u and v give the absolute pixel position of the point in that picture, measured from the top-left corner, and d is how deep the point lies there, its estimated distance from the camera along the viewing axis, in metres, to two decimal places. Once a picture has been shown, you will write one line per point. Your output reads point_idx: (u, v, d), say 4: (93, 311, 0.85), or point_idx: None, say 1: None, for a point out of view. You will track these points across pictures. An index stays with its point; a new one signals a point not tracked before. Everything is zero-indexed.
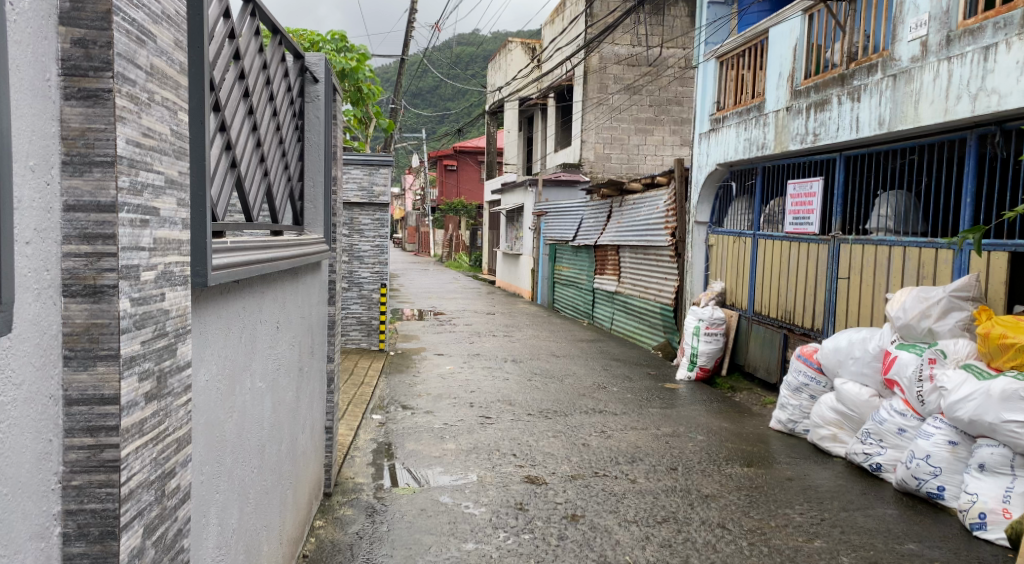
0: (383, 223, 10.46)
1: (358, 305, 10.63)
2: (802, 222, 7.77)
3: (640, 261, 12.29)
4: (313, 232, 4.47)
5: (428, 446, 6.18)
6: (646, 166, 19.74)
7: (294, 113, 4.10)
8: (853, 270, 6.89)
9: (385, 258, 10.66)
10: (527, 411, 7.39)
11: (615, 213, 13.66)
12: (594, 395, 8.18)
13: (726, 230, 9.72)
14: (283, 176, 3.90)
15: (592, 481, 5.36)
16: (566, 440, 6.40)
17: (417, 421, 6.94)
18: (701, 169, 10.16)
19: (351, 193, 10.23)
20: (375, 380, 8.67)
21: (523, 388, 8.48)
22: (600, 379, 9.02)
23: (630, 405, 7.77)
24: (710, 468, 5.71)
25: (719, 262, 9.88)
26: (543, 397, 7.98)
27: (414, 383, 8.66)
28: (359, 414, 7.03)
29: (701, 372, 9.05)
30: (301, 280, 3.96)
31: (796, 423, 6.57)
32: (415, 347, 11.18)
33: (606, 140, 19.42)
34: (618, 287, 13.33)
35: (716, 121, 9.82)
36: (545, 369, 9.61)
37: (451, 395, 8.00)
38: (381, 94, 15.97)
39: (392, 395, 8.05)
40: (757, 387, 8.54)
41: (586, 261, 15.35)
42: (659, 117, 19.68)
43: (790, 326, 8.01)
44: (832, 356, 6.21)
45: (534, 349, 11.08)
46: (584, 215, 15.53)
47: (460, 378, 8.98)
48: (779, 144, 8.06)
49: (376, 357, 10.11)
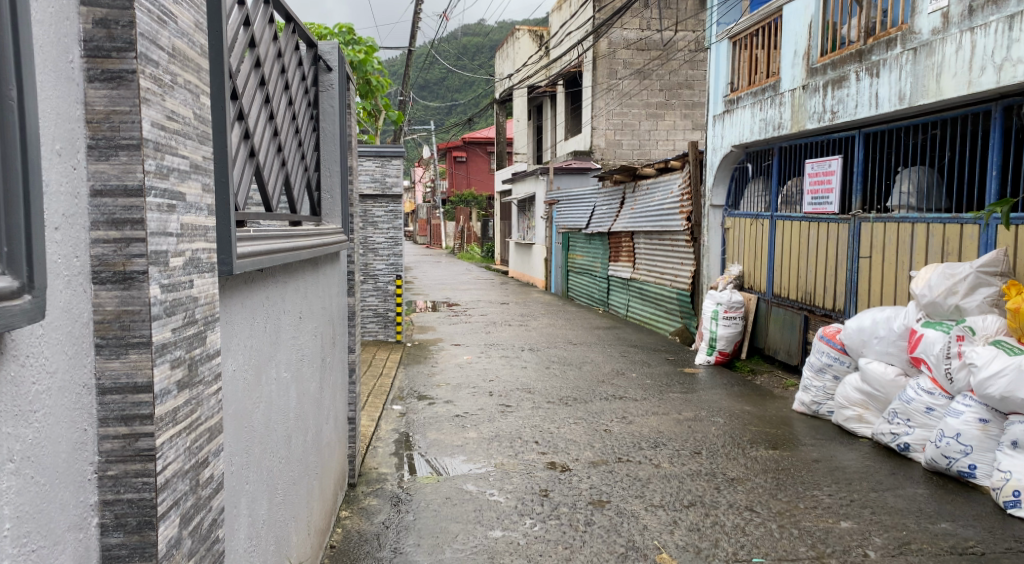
0: (396, 215, 10.50)
1: (373, 297, 10.59)
2: (821, 202, 7.67)
3: (655, 247, 12.21)
4: (331, 222, 4.44)
5: (449, 435, 6.17)
6: (658, 151, 19.62)
7: (309, 103, 4.07)
8: (875, 248, 6.80)
9: (399, 250, 10.64)
10: (547, 398, 7.36)
11: (628, 199, 13.58)
12: (613, 381, 8.13)
13: (743, 213, 9.64)
14: (300, 166, 3.87)
15: (616, 466, 5.33)
16: (588, 427, 6.37)
17: (436, 412, 6.92)
18: (716, 152, 10.07)
19: (365, 185, 10.30)
20: (394, 371, 8.65)
21: (542, 376, 8.45)
22: (619, 365, 8.97)
23: (649, 390, 7.72)
24: (734, 451, 5.66)
25: (736, 245, 9.80)
26: (563, 385, 7.95)
27: (433, 374, 8.64)
28: (380, 405, 7.02)
29: (720, 356, 9.00)
30: (322, 270, 3.93)
31: (820, 404, 6.50)
32: (430, 338, 11.17)
33: (617, 126, 19.37)
34: (633, 273, 13.27)
35: (730, 103, 9.71)
36: (563, 356, 9.57)
37: (471, 385, 7.99)
38: (390, 86, 16.02)
39: (410, 386, 8.04)
40: (778, 370, 8.48)
41: (600, 247, 15.28)
42: (669, 101, 19.53)
43: (810, 307, 7.93)
44: (855, 337, 6.13)
45: (551, 338, 11.04)
46: (596, 202, 15.46)
47: (478, 368, 8.96)
48: (796, 124, 7.96)
49: (394, 349, 10.10)
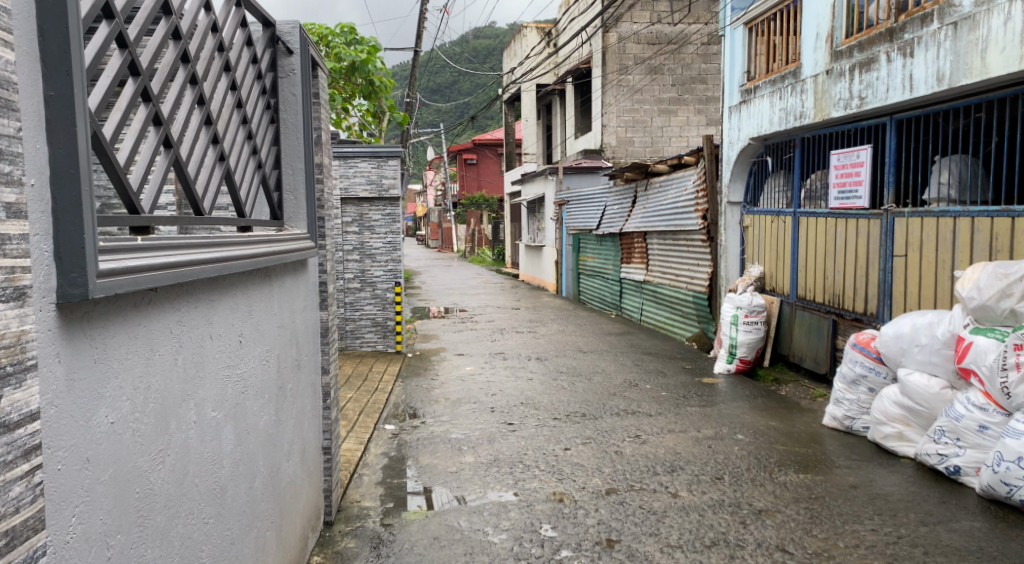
0: (394, 218, 9.97)
1: (372, 305, 10.03)
2: (850, 196, 7.05)
3: (669, 248, 11.61)
4: (294, 227, 3.89)
5: (444, 460, 5.60)
6: (671, 148, 19.01)
7: (260, 89, 3.54)
8: (911, 246, 6.17)
9: (398, 256, 10.07)
10: (553, 414, 6.78)
11: (640, 197, 13.01)
12: (625, 394, 7.53)
13: (762, 210, 9.03)
14: (247, 161, 3.33)
15: (627, 496, 4.74)
16: (597, 448, 5.78)
17: (432, 432, 6.35)
18: (732, 145, 9.47)
19: (361, 187, 9.84)
20: (391, 386, 8.09)
21: (547, 389, 7.86)
22: (631, 375, 8.37)
23: (664, 403, 7.12)
24: (760, 476, 5.05)
25: (756, 244, 9.19)
26: (570, 399, 7.37)
27: (432, 387, 8.08)
28: (370, 425, 6.47)
29: (741, 364, 8.38)
30: (276, 281, 3.38)
31: (853, 420, 5.87)
32: (433, 348, 10.60)
33: (628, 123, 18.80)
34: (646, 276, 12.67)
35: (746, 93, 9.11)
36: (572, 366, 8.98)
37: (472, 400, 7.42)
38: (394, 86, 15.68)
39: (407, 402, 7.49)
40: (804, 379, 7.85)
41: (611, 249, 14.69)
42: (682, 96, 18.88)
43: (839, 311, 7.30)
44: (893, 345, 5.51)
45: (560, 345, 10.44)
46: (607, 202, 14.88)
47: (481, 380, 8.37)
48: (819, 112, 7.35)
49: (393, 361, 9.54)
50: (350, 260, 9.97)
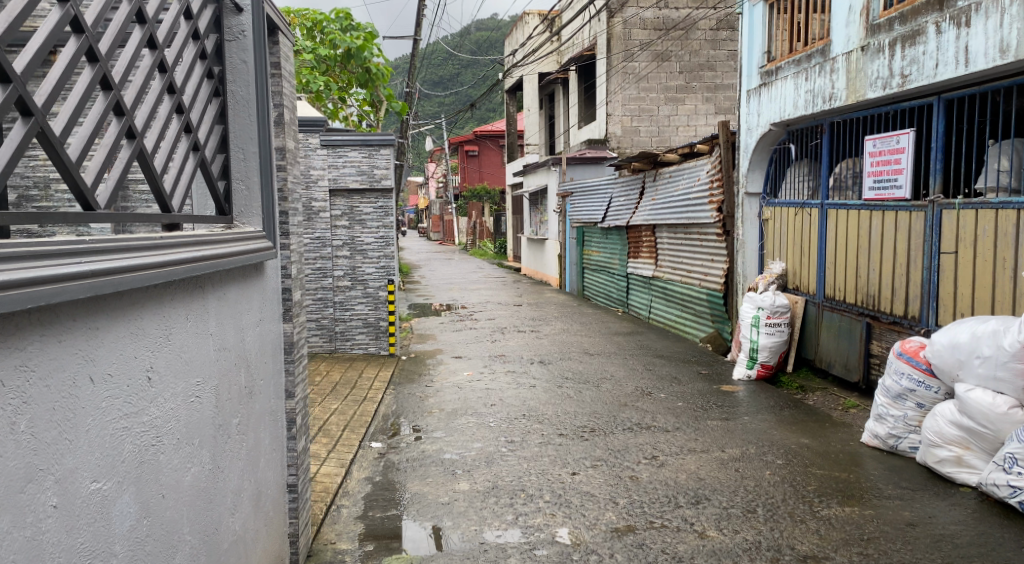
0: (387, 211, 9.29)
1: (363, 305, 9.34)
2: (887, 186, 6.34)
3: (681, 242, 10.90)
4: (243, 223, 3.20)
5: (434, 488, 4.91)
6: (678, 138, 18.28)
7: (196, 52, 2.84)
8: (963, 242, 5.46)
9: (392, 252, 9.38)
10: (559, 430, 6.09)
11: (649, 188, 12.32)
12: (638, 404, 6.84)
13: (785, 201, 8.32)
14: (174, 142, 2.64)
15: (646, 537, 4.07)
16: (608, 473, 5.09)
17: (424, 452, 5.65)
18: (751, 132, 8.77)
19: (350, 178, 9.17)
20: (381, 395, 7.40)
21: (552, 398, 7.17)
22: (643, 382, 7.68)
23: (682, 416, 6.42)
24: (799, 509, 4.37)
25: (777, 239, 8.49)
26: (577, 410, 6.67)
27: (426, 396, 7.39)
28: (354, 444, 5.77)
29: (763, 370, 7.71)
30: (212, 293, 2.69)
31: (899, 439, 5.18)
32: (429, 350, 9.91)
33: (633, 112, 18.08)
34: (655, 271, 11.97)
35: (767, 75, 8.39)
36: (578, 371, 8.29)
37: (469, 412, 6.73)
38: (392, 74, 14.92)
39: (398, 413, 6.80)
40: (832, 387, 7.17)
41: (617, 242, 13.98)
42: (690, 84, 18.12)
43: (873, 313, 6.60)
44: (948, 356, 4.80)
45: (565, 347, 9.74)
46: (613, 193, 14.18)
47: (480, 387, 7.69)
48: (852, 93, 6.63)
49: (385, 364, 8.85)
50: (339, 256, 9.27)
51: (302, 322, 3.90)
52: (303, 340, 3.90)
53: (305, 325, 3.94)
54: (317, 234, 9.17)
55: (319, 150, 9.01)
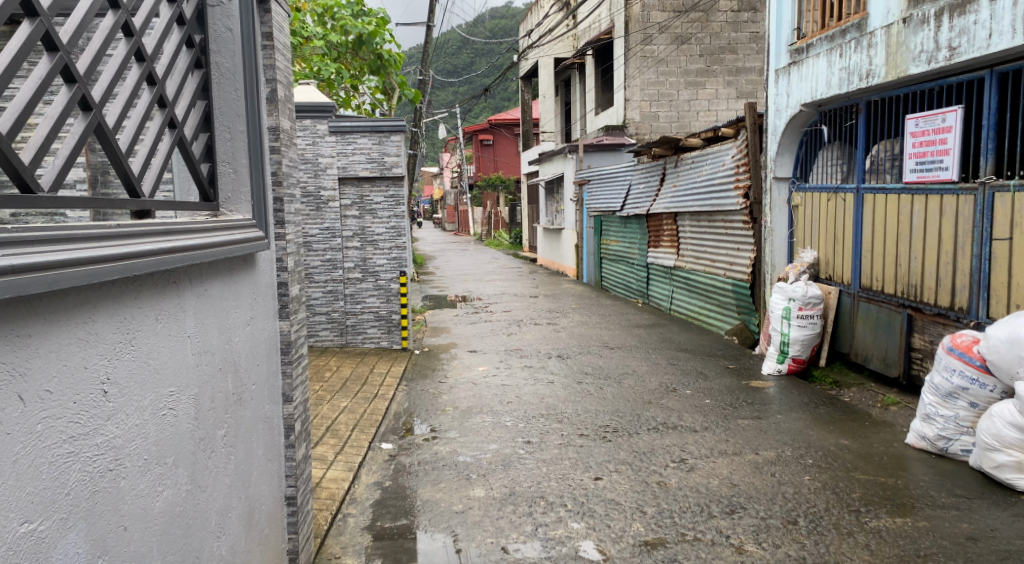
0: (399, 200, 8.96)
1: (374, 297, 9.03)
2: (931, 167, 5.91)
3: (704, 230, 10.50)
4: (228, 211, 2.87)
5: (447, 494, 4.58)
6: (698, 123, 17.82)
7: (171, 13, 2.49)
8: (1018, 227, 5.04)
9: (404, 242, 9.05)
10: (580, 430, 5.74)
11: (670, 174, 11.93)
12: (662, 401, 6.48)
13: (817, 186, 7.90)
14: (143, 115, 2.29)
15: (678, 552, 3.72)
16: (634, 478, 4.73)
17: (438, 454, 5.32)
18: (780, 114, 8.36)
19: (360, 166, 8.84)
20: (392, 391, 7.08)
21: (571, 395, 6.83)
22: (666, 378, 7.31)
23: (710, 415, 6.05)
24: (845, 520, 3.99)
25: (808, 226, 8.07)
26: (598, 408, 6.32)
27: (439, 393, 7.07)
28: (363, 445, 5.45)
29: (794, 364, 7.34)
30: (189, 289, 2.36)
31: (950, 441, 4.78)
32: (443, 343, 9.59)
33: (652, 97, 17.66)
34: (677, 261, 11.58)
35: (797, 53, 7.95)
36: (598, 366, 7.93)
37: (484, 410, 6.39)
38: (404, 60, 14.54)
39: (410, 411, 6.47)
40: (869, 382, 6.77)
41: (637, 231, 13.59)
42: (711, 67, 17.64)
43: (915, 304, 6.18)
44: (1006, 352, 4.38)
45: (584, 340, 9.38)
46: (632, 180, 13.79)
47: (496, 383, 7.35)
48: (892, 69, 6.20)
49: (398, 359, 8.54)
50: (350, 247, 8.95)
51: (302, 318, 3.57)
52: (302, 338, 3.57)
53: (305, 322, 3.61)
54: (326, 224, 8.85)
55: (328, 137, 8.69)
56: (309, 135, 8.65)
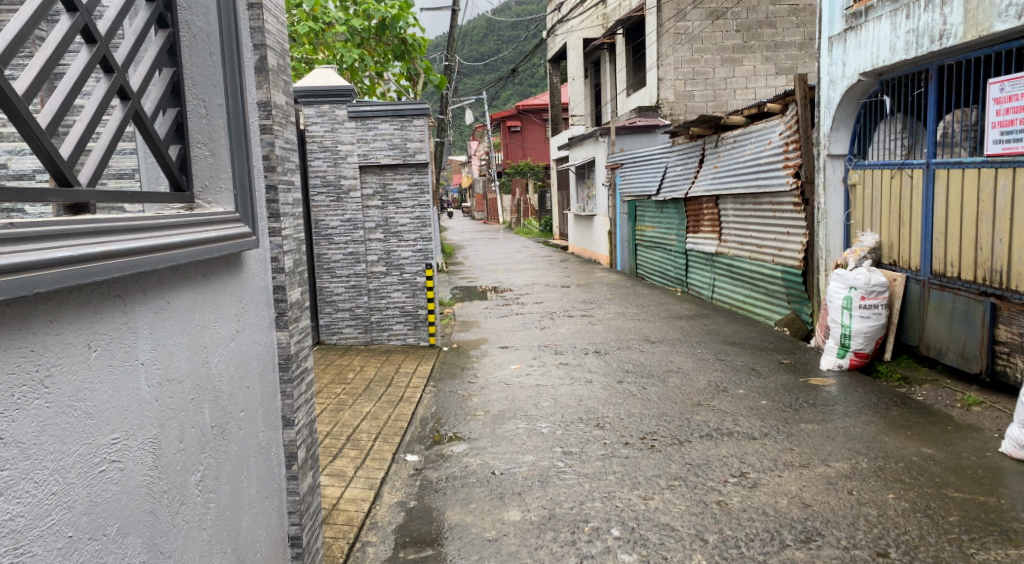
0: (423, 188, 8.46)
1: (399, 292, 8.55)
2: (1019, 137, 5.22)
3: (750, 214, 9.84)
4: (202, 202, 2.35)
5: (479, 516, 4.07)
6: (735, 102, 17.08)
7: None
8: None
9: (429, 233, 8.55)
10: (624, 438, 5.20)
11: (710, 155, 11.27)
12: (714, 403, 5.89)
13: (878, 162, 7.22)
14: (77, 79, 1.77)
15: None
16: (691, 497, 4.17)
17: (468, 468, 4.80)
18: (834, 85, 7.68)
19: (382, 153, 8.33)
20: (418, 394, 6.58)
21: (613, 396, 6.28)
22: (716, 376, 6.72)
23: (768, 419, 5.46)
24: (947, 552, 3.41)
25: (867, 207, 7.40)
26: (643, 412, 5.76)
27: (469, 395, 6.56)
28: (385, 458, 4.95)
29: (856, 359, 6.72)
30: (145, 302, 1.85)
31: None
32: (473, 339, 9.08)
33: (687, 75, 16.95)
34: (718, 247, 10.93)
35: (854, 17, 7.27)
36: (639, 363, 7.36)
37: (518, 415, 5.87)
38: (429, 44, 13.89)
39: (438, 416, 5.97)
40: (944, 379, 6.11)
41: (674, 216, 12.94)
42: (748, 43, 16.88)
43: (1000, 292, 5.51)
44: None
45: (623, 334, 8.80)
46: (669, 162, 13.15)
47: (530, 383, 6.82)
48: (972, 27, 5.51)
49: (425, 357, 8.05)
50: (373, 239, 8.47)
51: (306, 326, 3.06)
52: (307, 350, 3.06)
53: (310, 330, 3.11)
54: (348, 215, 8.38)
55: (347, 123, 8.23)
56: (327, 121, 8.23)
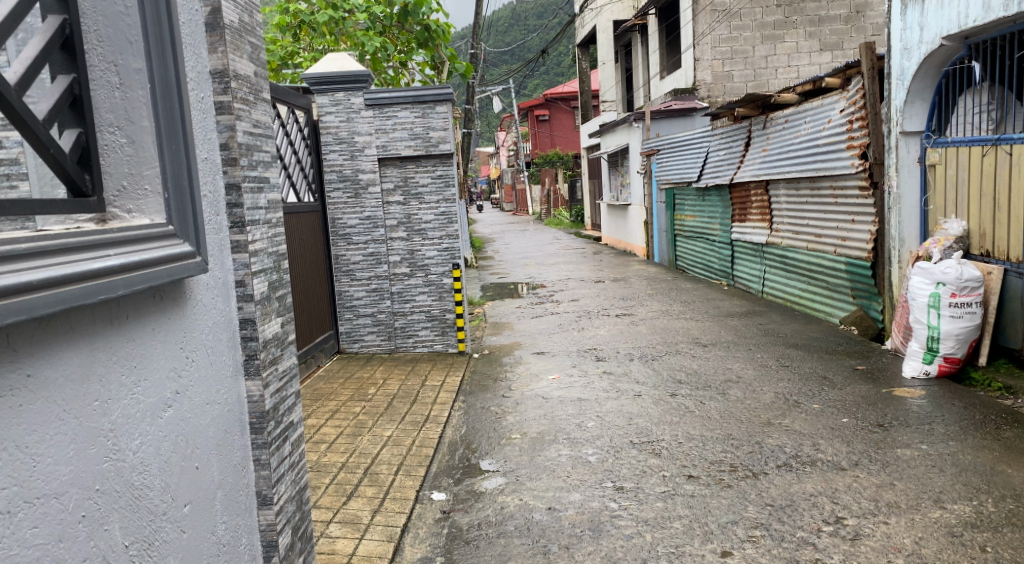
0: (447, 181, 7.73)
1: (424, 296, 7.83)
2: None
3: (807, 200, 8.96)
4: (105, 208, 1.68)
5: None
6: (777, 81, 16.12)
7: None
8: None
9: (456, 230, 7.82)
10: (688, 469, 4.43)
11: (758, 136, 10.39)
12: (788, 423, 5.07)
13: (962, 138, 6.32)
14: None
15: None
16: (779, 553, 3.39)
17: (504, 511, 4.05)
18: (910, 53, 6.78)
19: (402, 144, 7.61)
20: (445, 412, 5.85)
21: (667, 413, 5.49)
22: (784, 388, 5.89)
23: (856, 443, 4.63)
24: None
25: (951, 190, 6.50)
26: (706, 434, 4.97)
27: (503, 412, 5.81)
28: (407, 499, 4.22)
29: (946, 365, 5.84)
30: None
31: None
32: (506, 343, 8.34)
33: (725, 54, 15.99)
34: (770, 237, 10.04)
35: None
36: (692, 371, 6.54)
37: (560, 439, 5.12)
38: (452, 30, 13.01)
39: (469, 440, 5.24)
40: None
41: (718, 203, 12.05)
42: (790, 18, 15.91)
43: None
44: None
45: (671, 337, 7.97)
46: (711, 146, 12.26)
47: (570, 397, 6.07)
48: None
49: (454, 366, 7.32)
50: (394, 238, 7.76)
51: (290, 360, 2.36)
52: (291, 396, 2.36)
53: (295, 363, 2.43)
54: (367, 212, 7.68)
55: (364, 112, 7.53)
56: (342, 110, 7.53)
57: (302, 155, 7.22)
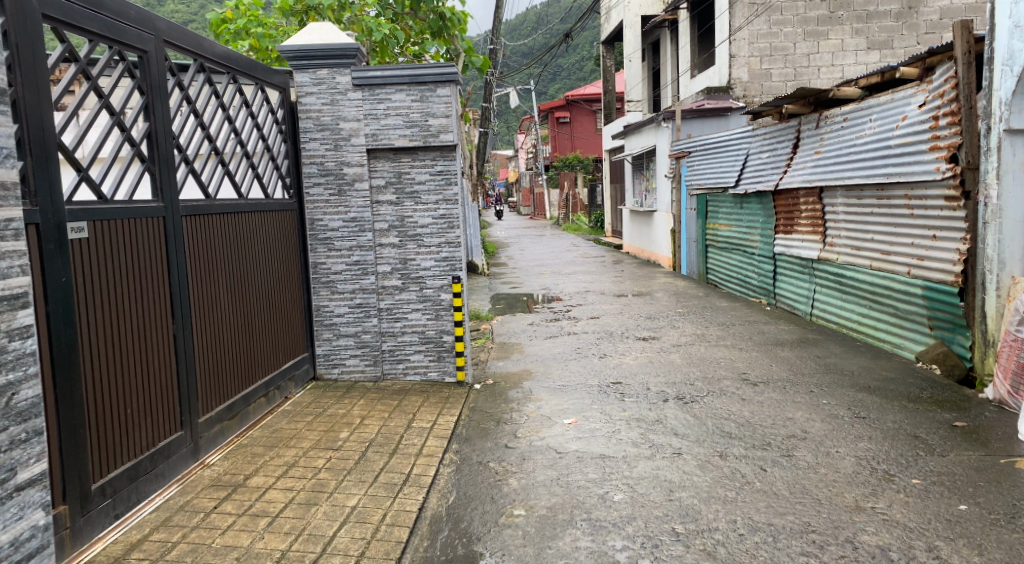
0: (448, 177, 6.50)
1: (419, 314, 6.60)
2: None
3: (872, 211, 7.64)
4: None
5: None
6: (820, 81, 14.77)
7: None
8: None
9: (457, 236, 6.57)
10: None
11: (808, 137, 9.10)
12: (886, 510, 3.77)
13: None
14: None
15: None
16: None
17: None
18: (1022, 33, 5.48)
19: (395, 133, 6.39)
20: (432, 469, 4.58)
21: (719, 485, 4.19)
22: (865, 452, 4.59)
23: (993, 550, 3.33)
24: None
25: None
26: (776, 524, 3.67)
27: (505, 473, 4.54)
28: None
29: None
30: None
31: None
32: (515, 371, 7.07)
33: (763, 52, 14.68)
34: (823, 252, 8.70)
35: None
36: (743, 421, 5.24)
37: (576, 521, 3.84)
38: (467, 18, 11.57)
39: (460, 515, 3.98)
40: None
41: (758, 212, 10.71)
42: (836, 13, 14.57)
43: None
44: None
45: (713, 371, 6.65)
46: (751, 148, 10.97)
47: (590, 454, 4.78)
48: None
49: (450, 401, 6.05)
50: (385, 245, 6.54)
51: None
52: None
53: None
54: (352, 213, 6.44)
55: (351, 94, 6.32)
56: (326, 91, 6.33)
57: (273, 144, 5.98)
